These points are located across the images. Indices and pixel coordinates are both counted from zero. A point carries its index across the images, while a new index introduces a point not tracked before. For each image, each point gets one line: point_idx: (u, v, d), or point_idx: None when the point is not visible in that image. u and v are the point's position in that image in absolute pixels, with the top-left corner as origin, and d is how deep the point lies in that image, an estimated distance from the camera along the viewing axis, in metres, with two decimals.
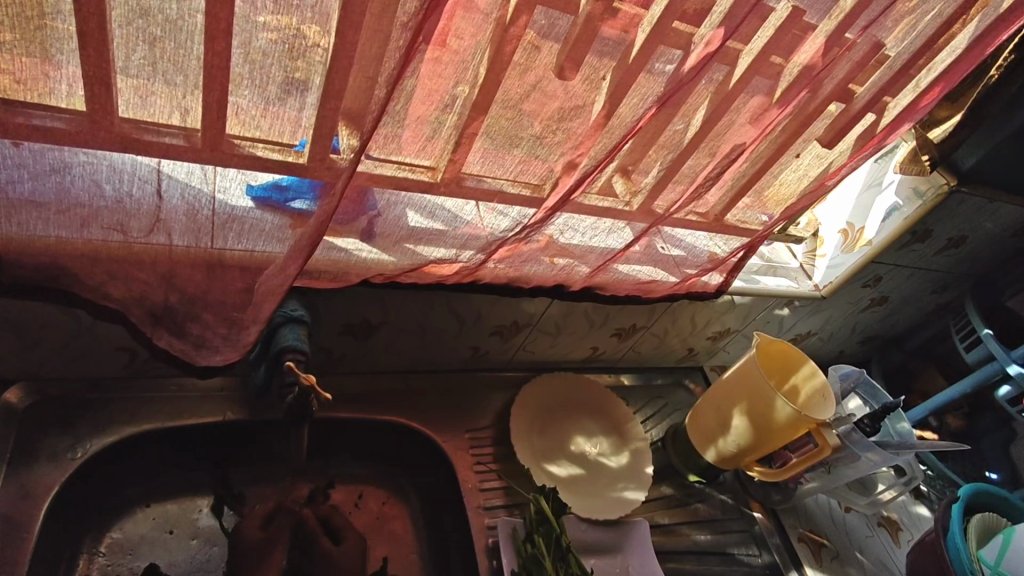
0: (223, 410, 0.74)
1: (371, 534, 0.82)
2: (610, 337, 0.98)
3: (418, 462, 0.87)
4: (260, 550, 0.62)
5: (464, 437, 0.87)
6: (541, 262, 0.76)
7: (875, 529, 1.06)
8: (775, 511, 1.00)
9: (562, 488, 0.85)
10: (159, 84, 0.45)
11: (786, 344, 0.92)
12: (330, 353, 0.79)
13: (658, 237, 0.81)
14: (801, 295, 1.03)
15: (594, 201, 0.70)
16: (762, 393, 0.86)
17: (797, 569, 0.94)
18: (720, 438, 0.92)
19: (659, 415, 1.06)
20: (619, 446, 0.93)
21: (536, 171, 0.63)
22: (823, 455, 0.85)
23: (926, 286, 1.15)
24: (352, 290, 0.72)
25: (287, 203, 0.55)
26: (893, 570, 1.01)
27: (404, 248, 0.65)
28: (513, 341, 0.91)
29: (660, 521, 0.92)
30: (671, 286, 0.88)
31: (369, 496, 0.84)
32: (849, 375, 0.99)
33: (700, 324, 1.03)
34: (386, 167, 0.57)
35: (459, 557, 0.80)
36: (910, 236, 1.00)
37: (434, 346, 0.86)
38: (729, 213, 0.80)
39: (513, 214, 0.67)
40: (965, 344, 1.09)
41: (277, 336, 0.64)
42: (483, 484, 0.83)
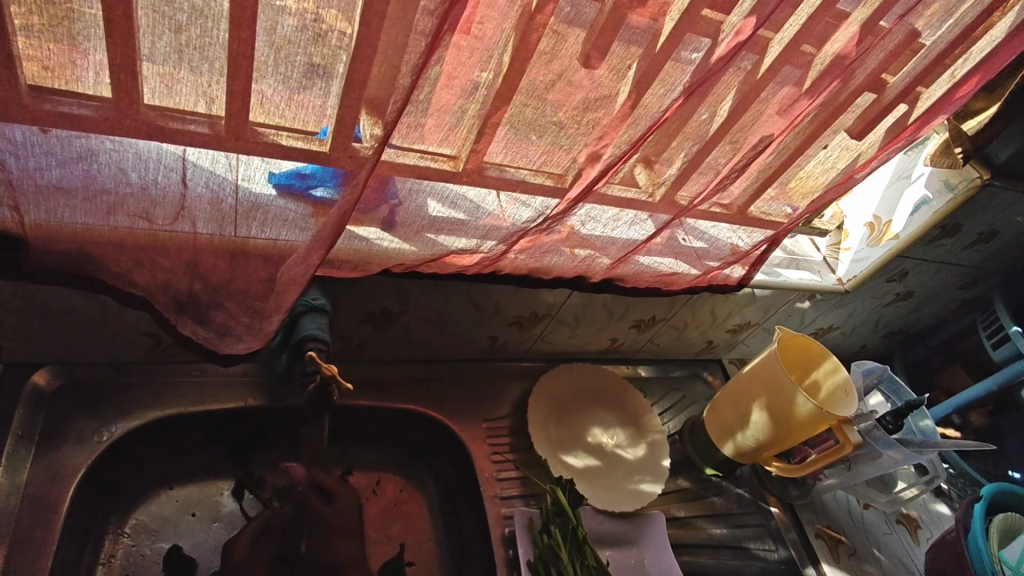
0: (245, 396, 0.75)
1: (386, 522, 0.82)
2: (628, 329, 0.97)
3: (436, 451, 0.87)
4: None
5: (482, 426, 0.87)
6: (562, 254, 0.75)
7: (894, 527, 1.05)
8: (792, 506, 0.99)
9: (578, 479, 0.85)
10: (184, 72, 0.45)
11: (807, 339, 0.90)
12: (349, 342, 0.79)
13: (679, 229, 0.80)
14: (823, 290, 1.01)
15: (617, 192, 0.69)
16: (782, 388, 0.84)
17: (814, 566, 0.93)
18: (738, 433, 0.91)
19: (676, 408, 1.05)
20: (636, 438, 0.93)
21: (560, 161, 0.62)
22: (844, 452, 0.84)
23: (954, 281, 1.13)
24: (372, 281, 0.71)
25: (309, 191, 0.55)
26: (911, 568, 1.00)
27: (425, 238, 0.65)
28: (532, 331, 0.90)
29: (675, 514, 0.91)
30: (691, 279, 0.87)
31: (387, 482, 0.85)
32: (873, 372, 0.98)
33: (720, 317, 1.02)
34: (408, 156, 0.56)
35: (475, 547, 0.81)
36: (939, 230, 0.97)
37: (452, 336, 0.85)
38: (753, 205, 0.78)
39: (536, 205, 0.66)
40: (992, 341, 1.07)
41: (298, 326, 0.63)
42: (499, 473, 0.83)
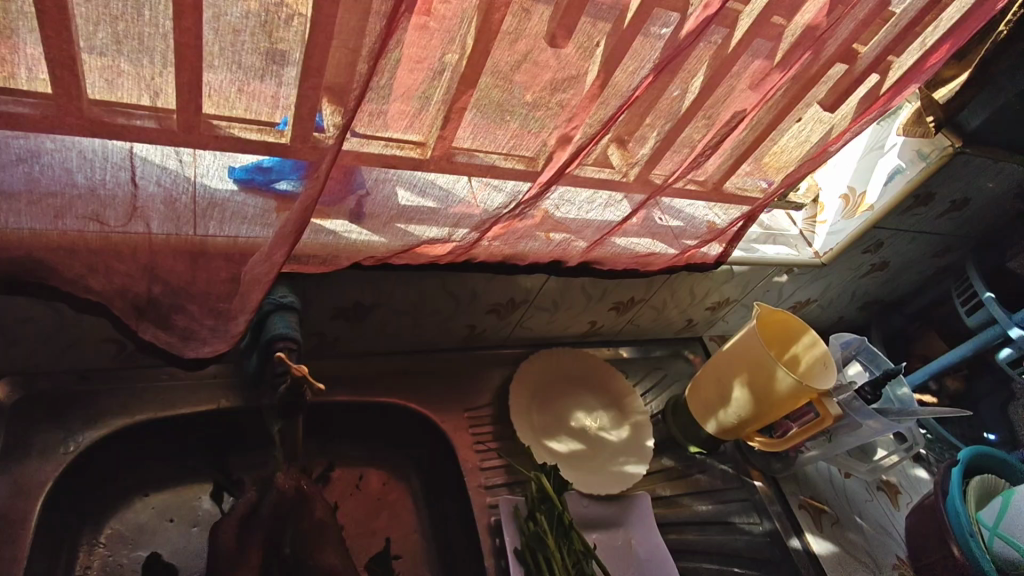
0: (217, 398, 0.73)
1: (370, 516, 0.82)
2: (608, 311, 0.96)
3: (418, 443, 0.86)
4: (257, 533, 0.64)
5: (463, 416, 0.86)
6: (536, 239, 0.74)
7: (874, 494, 1.07)
8: (775, 480, 1.00)
9: (562, 464, 0.85)
10: (125, 63, 0.42)
11: (786, 314, 0.90)
12: (324, 337, 0.77)
13: (655, 209, 0.79)
14: (800, 263, 1.01)
15: (590, 173, 0.68)
16: (761, 364, 0.84)
17: (797, 536, 0.94)
18: (720, 410, 0.91)
19: (658, 387, 1.05)
20: (619, 420, 0.93)
21: (531, 144, 0.61)
22: (825, 425, 0.84)
23: (928, 250, 1.13)
24: (342, 275, 0.69)
25: (270, 185, 0.53)
26: (891, 533, 1.03)
27: (395, 228, 0.63)
28: (511, 318, 0.88)
29: (661, 494, 0.92)
30: (669, 259, 0.86)
31: (370, 477, 0.84)
32: (850, 343, 0.98)
33: (699, 295, 1.02)
34: (373, 145, 0.55)
35: (461, 537, 0.80)
36: (912, 200, 0.96)
37: (429, 327, 0.83)
38: (728, 181, 0.78)
39: (508, 189, 0.64)
40: (966, 309, 1.08)
41: (266, 325, 0.61)
42: (483, 463, 0.83)
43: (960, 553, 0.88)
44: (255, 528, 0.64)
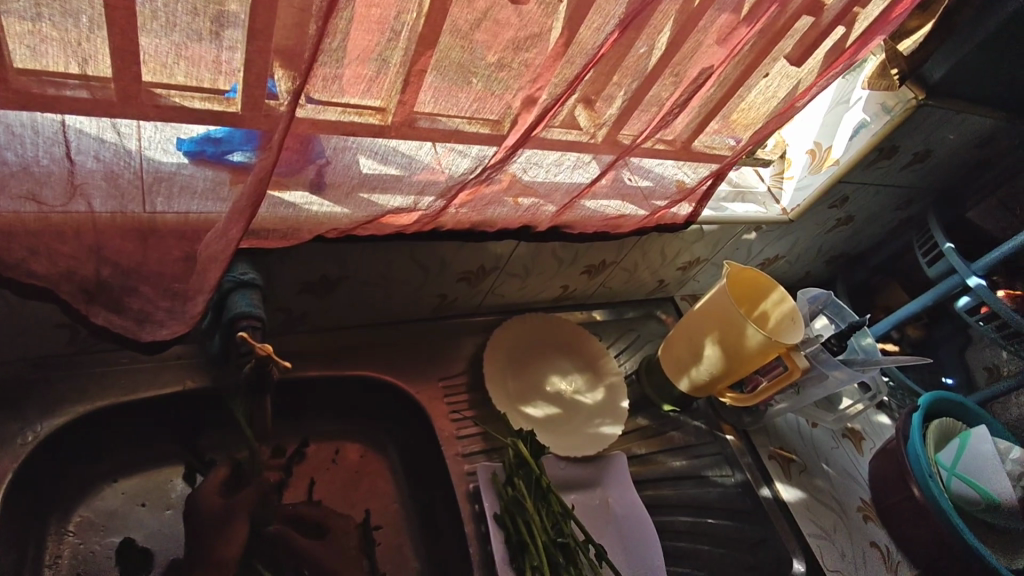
0: (182, 379, 0.71)
1: (349, 489, 0.82)
2: (579, 275, 0.96)
3: (393, 414, 0.85)
4: (231, 513, 0.63)
5: (438, 386, 0.86)
6: (505, 204, 0.73)
7: (839, 442, 1.11)
8: (746, 433, 1.03)
9: (538, 428, 0.86)
10: (49, 27, 0.39)
11: (755, 271, 0.91)
12: (290, 312, 0.75)
13: (624, 170, 0.78)
14: (769, 220, 1.02)
15: (557, 135, 0.67)
16: (731, 321, 0.85)
17: (768, 486, 0.97)
18: (692, 368, 0.92)
19: (632, 348, 1.06)
20: (593, 383, 0.94)
21: (494, 107, 0.59)
22: (793, 378, 0.86)
23: (891, 203, 1.14)
24: (306, 249, 0.67)
25: (223, 157, 0.50)
26: (857, 478, 1.06)
27: (358, 198, 0.61)
28: (481, 285, 0.87)
29: (636, 452, 0.94)
30: (639, 220, 0.85)
31: (347, 450, 0.84)
32: (817, 298, 0.98)
33: (670, 256, 1.02)
34: (329, 111, 0.52)
35: (441, 505, 0.81)
36: (876, 153, 0.97)
37: (399, 298, 0.82)
38: (696, 140, 0.77)
39: (473, 153, 0.62)
40: (927, 259, 1.10)
41: (227, 303, 0.59)
42: (459, 431, 0.83)
43: (920, 494, 0.94)
44: (229, 508, 0.63)
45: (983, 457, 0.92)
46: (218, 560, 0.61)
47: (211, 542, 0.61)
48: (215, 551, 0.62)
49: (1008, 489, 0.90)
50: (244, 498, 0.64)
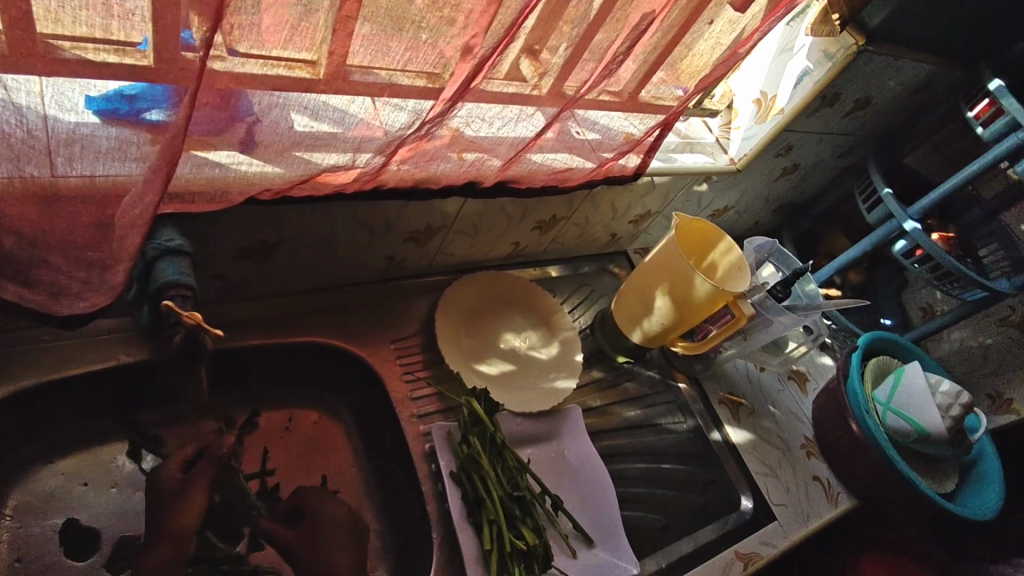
0: (116, 353, 0.68)
1: (305, 454, 0.81)
2: (530, 231, 0.95)
3: (346, 378, 0.84)
4: (188, 486, 0.62)
5: (390, 348, 0.84)
6: (449, 160, 0.71)
7: (785, 383, 1.15)
8: (697, 380, 1.06)
9: (492, 386, 0.86)
10: None
11: (704, 222, 0.91)
12: (229, 280, 0.72)
13: (571, 121, 0.76)
14: (718, 171, 1.02)
15: (498, 87, 0.64)
16: (680, 272, 0.85)
17: (717, 429, 1.01)
18: (644, 320, 0.93)
19: (586, 303, 1.07)
20: (548, 338, 0.94)
21: (429, 57, 0.56)
22: (740, 325, 0.88)
23: (834, 150, 1.16)
24: (239, 212, 0.64)
25: (139, 115, 0.46)
26: (802, 418, 1.10)
27: (292, 157, 0.58)
28: (429, 245, 0.86)
29: (591, 404, 0.95)
30: (587, 173, 0.84)
31: (300, 418, 0.83)
32: (763, 247, 0.99)
33: (621, 209, 1.02)
34: (251, 64, 0.49)
35: (397, 467, 0.81)
36: (819, 100, 0.98)
37: (345, 261, 0.80)
38: (643, 90, 0.76)
39: (410, 107, 0.60)
40: (867, 205, 1.13)
41: (152, 272, 0.56)
42: (412, 393, 0.82)
43: (857, 427, 0.99)
44: (187, 481, 0.62)
45: (915, 392, 0.97)
46: (171, 532, 0.59)
47: (166, 515, 0.59)
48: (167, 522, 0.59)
49: (938, 422, 0.95)
50: (200, 472, 0.63)
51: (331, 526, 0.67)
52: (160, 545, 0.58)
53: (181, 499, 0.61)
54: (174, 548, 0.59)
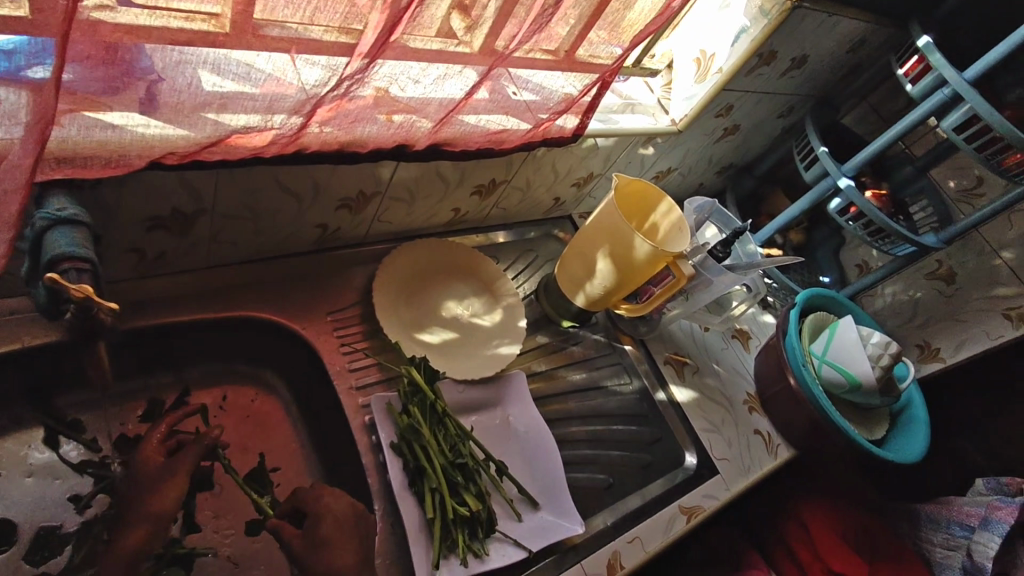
0: (18, 337, 0.62)
1: (242, 432, 0.79)
2: (470, 196, 0.92)
3: (281, 353, 0.81)
4: (168, 470, 0.62)
5: (326, 321, 0.81)
6: (376, 122, 0.68)
7: (728, 342, 1.17)
8: (643, 341, 1.07)
9: (434, 355, 0.84)
10: None
11: (645, 183, 0.91)
12: (143, 254, 0.68)
13: (503, 80, 0.74)
14: (659, 132, 1.01)
15: (421, 45, 0.61)
16: (621, 233, 0.85)
17: (662, 389, 1.03)
18: (587, 283, 0.92)
19: (531, 269, 1.06)
20: (491, 305, 0.93)
21: (340, 8, 0.52)
22: (682, 285, 0.88)
23: (774, 110, 1.17)
24: (145, 178, 0.59)
25: (17, 71, 0.42)
26: (744, 375, 1.13)
27: (202, 117, 0.54)
28: (364, 213, 0.82)
29: (537, 369, 0.95)
30: (523, 134, 0.82)
31: (234, 396, 0.80)
32: (703, 207, 1.00)
33: (562, 172, 1.00)
34: (147, 16, 0.45)
35: (338, 440, 0.79)
36: (756, 58, 0.97)
37: (272, 232, 0.75)
38: (580, 48, 0.74)
39: (324, 62, 0.56)
40: (804, 164, 1.14)
41: (42, 246, 0.51)
42: (351, 364, 0.80)
43: (795, 381, 1.02)
44: (168, 465, 0.62)
45: (848, 344, 1.01)
46: (146, 513, 0.59)
47: (143, 492, 0.60)
48: (144, 499, 0.60)
49: (868, 371, 0.99)
50: (182, 458, 0.63)
51: (334, 525, 0.64)
52: (140, 523, 0.59)
53: (165, 473, 0.61)
54: (154, 526, 0.59)
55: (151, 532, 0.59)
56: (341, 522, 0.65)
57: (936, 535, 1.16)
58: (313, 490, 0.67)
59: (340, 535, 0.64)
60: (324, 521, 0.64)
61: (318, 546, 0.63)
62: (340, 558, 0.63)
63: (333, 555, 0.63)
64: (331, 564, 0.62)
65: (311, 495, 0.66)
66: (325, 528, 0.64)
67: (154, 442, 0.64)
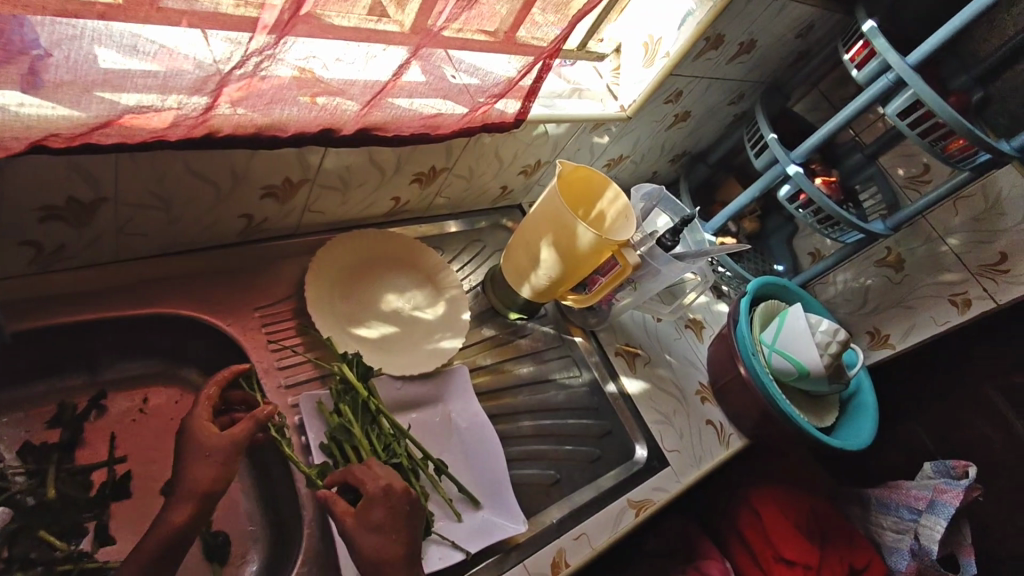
0: None
1: (165, 435, 0.74)
2: (410, 184, 0.88)
3: (207, 352, 0.77)
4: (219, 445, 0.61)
5: (253, 316, 0.77)
6: (298, 104, 0.62)
7: (682, 331, 1.15)
8: (593, 332, 1.05)
9: (371, 350, 0.81)
10: None
11: (591, 169, 0.88)
12: (43, 247, 0.63)
13: (442, 63, 0.70)
14: (607, 118, 0.98)
15: (338, 22, 0.57)
16: (565, 221, 0.82)
17: (613, 380, 1.01)
18: (531, 273, 0.89)
19: (478, 260, 1.02)
20: (434, 298, 0.90)
21: None
22: (628, 274, 0.86)
23: (724, 96, 1.15)
24: (33, 163, 0.54)
25: None
26: (697, 365, 1.11)
27: (95, 97, 0.50)
28: (293, 202, 0.77)
29: (482, 363, 0.92)
30: (459, 120, 0.78)
31: (156, 397, 0.76)
32: (650, 195, 0.97)
33: (507, 159, 0.96)
34: None
35: (267, 443, 0.75)
36: (703, 42, 0.95)
37: (191, 223, 0.71)
38: (520, 30, 0.71)
39: (224, 36, 0.51)
40: (754, 151, 1.14)
41: None
42: (280, 362, 0.76)
43: (745, 371, 1.01)
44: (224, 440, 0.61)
45: (797, 332, 1.00)
46: (193, 489, 0.58)
47: (191, 467, 0.59)
48: (189, 471, 0.59)
49: (816, 359, 0.98)
50: (237, 434, 0.62)
51: (386, 511, 0.61)
52: (183, 501, 0.58)
53: (219, 443, 0.61)
54: (197, 501, 0.58)
55: (193, 508, 0.58)
56: (394, 508, 0.61)
57: (885, 519, 1.17)
58: (369, 469, 0.63)
59: (392, 522, 0.61)
60: (377, 506, 0.61)
61: (370, 530, 0.60)
62: (390, 548, 0.59)
63: (383, 543, 0.59)
64: (380, 554, 0.59)
65: (366, 476, 0.63)
66: (377, 514, 0.60)
67: (205, 414, 0.63)
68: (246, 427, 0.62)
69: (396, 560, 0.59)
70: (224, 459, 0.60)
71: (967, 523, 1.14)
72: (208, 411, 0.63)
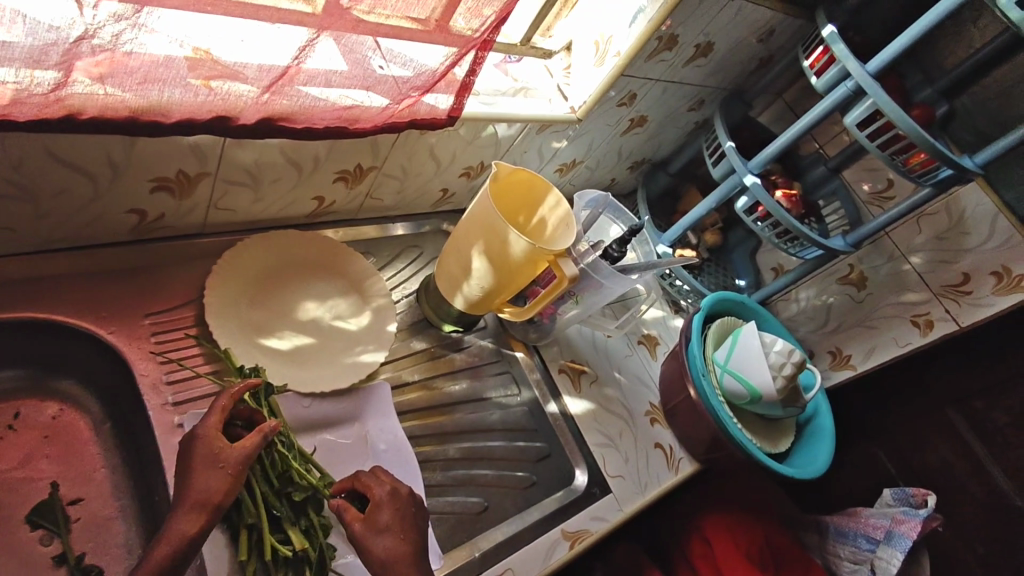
0: None
1: (37, 456, 0.66)
2: (334, 183, 0.81)
3: (91, 362, 0.69)
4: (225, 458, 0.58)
5: (142, 324, 0.70)
6: (182, 87, 0.55)
7: (634, 348, 1.08)
8: (536, 348, 0.98)
9: (279, 363, 0.74)
10: None
11: (531, 173, 0.81)
12: None
13: (367, 49, 0.63)
14: (554, 119, 0.92)
15: None
16: (495, 228, 0.75)
17: (554, 400, 0.95)
18: (464, 284, 0.82)
19: (414, 267, 0.96)
20: (358, 307, 0.82)
21: None
22: (565, 287, 0.79)
23: (683, 102, 1.10)
24: None
25: None
26: (648, 384, 1.05)
27: None
28: (193, 198, 0.69)
29: (409, 380, 0.85)
30: (380, 114, 0.69)
31: (30, 413, 0.67)
32: (595, 201, 0.91)
33: (445, 160, 0.90)
34: None
35: (152, 466, 0.67)
36: (656, 41, 0.89)
37: (68, 218, 0.63)
38: (455, 18, 0.64)
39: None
40: (713, 160, 1.08)
41: None
42: (168, 376, 0.69)
43: (695, 393, 0.95)
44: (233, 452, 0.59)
45: (749, 351, 0.95)
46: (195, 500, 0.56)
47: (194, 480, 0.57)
48: (196, 483, 0.57)
49: (768, 382, 0.93)
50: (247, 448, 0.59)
51: (393, 513, 0.63)
52: (188, 514, 0.55)
53: (231, 457, 0.58)
54: (205, 513, 0.56)
55: (203, 519, 0.56)
56: (399, 510, 0.63)
57: (843, 548, 1.11)
58: (374, 476, 0.66)
59: (400, 524, 0.63)
60: (384, 509, 0.63)
61: (378, 532, 0.61)
62: (399, 548, 0.61)
63: (393, 544, 0.61)
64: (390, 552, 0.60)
65: (371, 482, 0.65)
66: (385, 516, 0.62)
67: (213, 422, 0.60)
68: (255, 440, 0.60)
69: (405, 559, 0.60)
70: (234, 472, 0.58)
71: (927, 553, 1.08)
72: (220, 420, 0.61)
